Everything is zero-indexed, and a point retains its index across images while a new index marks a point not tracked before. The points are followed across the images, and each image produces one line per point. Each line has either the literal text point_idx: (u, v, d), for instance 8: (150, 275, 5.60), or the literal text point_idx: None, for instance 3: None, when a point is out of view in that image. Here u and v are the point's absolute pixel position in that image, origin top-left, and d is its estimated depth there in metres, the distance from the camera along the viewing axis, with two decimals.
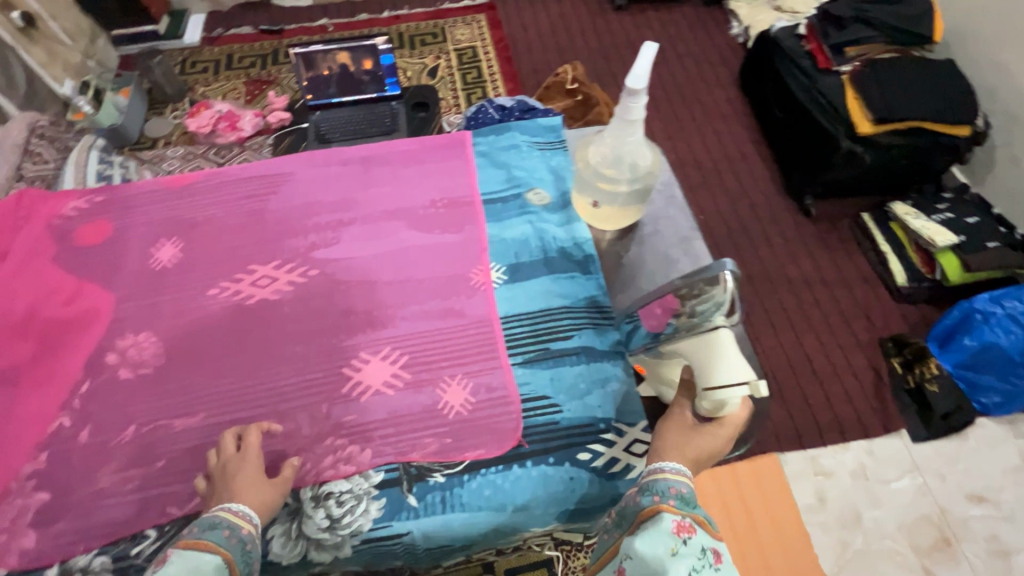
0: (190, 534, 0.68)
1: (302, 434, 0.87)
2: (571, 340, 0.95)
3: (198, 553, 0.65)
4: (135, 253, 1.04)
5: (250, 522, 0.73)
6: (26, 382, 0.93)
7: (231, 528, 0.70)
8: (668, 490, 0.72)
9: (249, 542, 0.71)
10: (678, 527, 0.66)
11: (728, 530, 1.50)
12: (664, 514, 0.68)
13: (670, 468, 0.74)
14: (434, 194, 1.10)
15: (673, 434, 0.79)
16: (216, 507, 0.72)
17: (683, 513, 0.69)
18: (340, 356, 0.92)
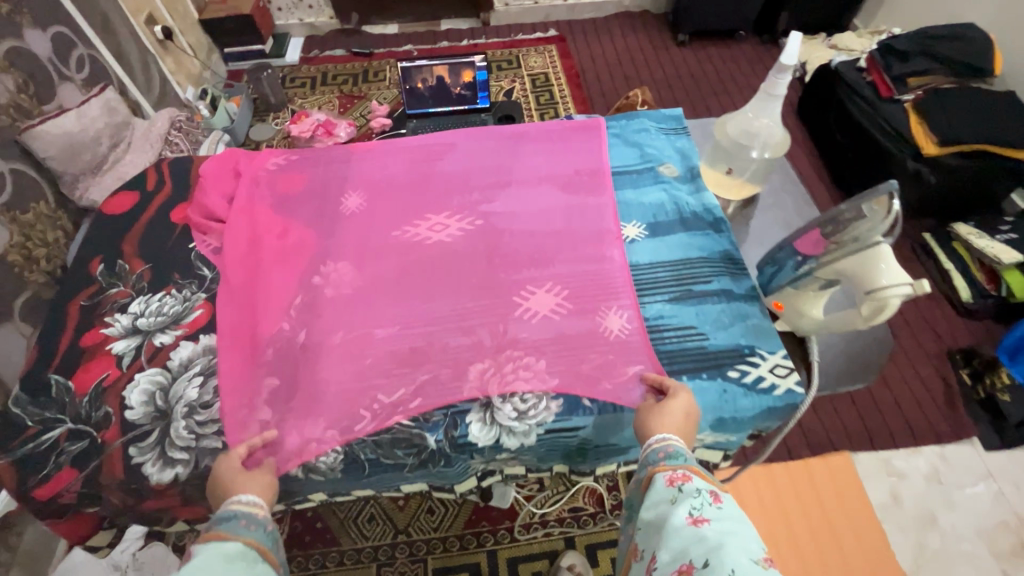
0: (210, 529, 0.66)
1: (485, 346, 0.91)
2: (711, 285, 0.97)
3: (219, 543, 0.63)
4: (330, 202, 1.13)
5: (262, 510, 0.72)
6: (253, 300, 0.97)
7: (247, 517, 0.69)
8: (656, 455, 0.74)
9: (268, 525, 0.71)
10: (672, 480, 0.69)
11: (801, 518, 1.55)
12: (658, 478, 0.70)
13: (653, 439, 0.77)
14: (580, 163, 1.18)
15: (654, 408, 0.81)
16: (226, 502, 0.71)
17: (676, 467, 0.71)
18: (512, 289, 0.98)
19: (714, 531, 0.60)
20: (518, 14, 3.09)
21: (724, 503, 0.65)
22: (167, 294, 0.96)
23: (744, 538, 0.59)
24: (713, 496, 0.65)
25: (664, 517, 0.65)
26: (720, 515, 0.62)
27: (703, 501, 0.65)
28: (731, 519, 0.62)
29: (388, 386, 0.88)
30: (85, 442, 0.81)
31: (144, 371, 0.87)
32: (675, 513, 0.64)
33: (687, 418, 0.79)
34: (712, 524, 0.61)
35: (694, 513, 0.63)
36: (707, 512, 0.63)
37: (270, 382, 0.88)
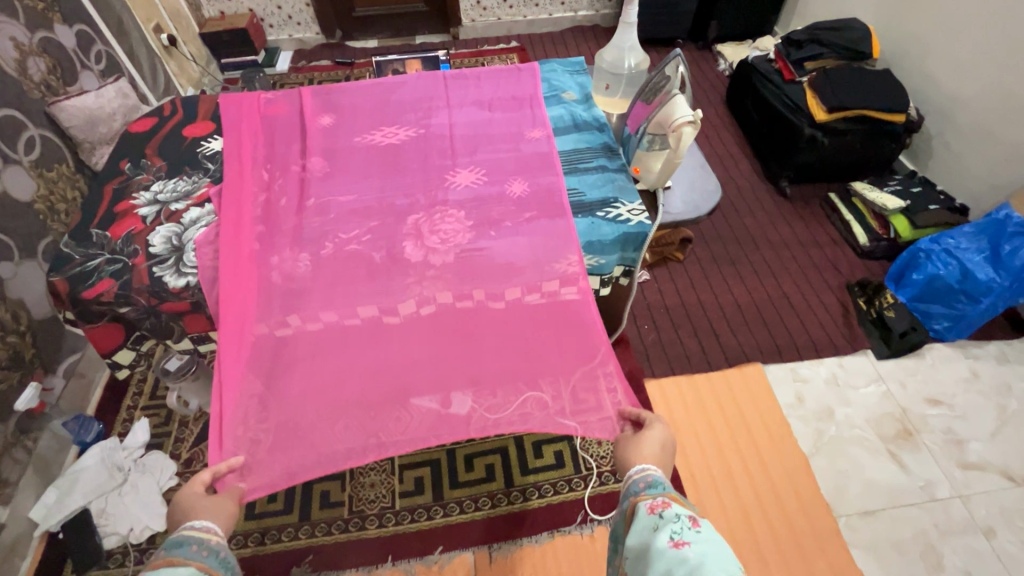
0: (162, 555, 0.67)
1: (421, 202, 1.10)
2: (592, 163, 1.17)
3: (172, 567, 0.65)
4: (307, 121, 1.28)
5: (216, 536, 0.74)
6: (239, 192, 1.12)
7: (198, 542, 0.71)
8: (639, 486, 0.82)
9: (222, 551, 0.73)
10: (652, 507, 0.76)
11: (721, 417, 1.80)
12: (639, 508, 0.77)
13: (635, 472, 0.85)
14: (509, 90, 1.35)
15: (633, 444, 0.91)
16: (178, 529, 0.73)
17: (656, 496, 0.78)
18: (443, 171, 1.16)
19: (694, 552, 0.65)
20: (484, 29, 3.50)
21: (703, 526, 0.69)
22: (181, 179, 1.16)
23: (724, 555, 0.63)
24: (691, 520, 0.70)
25: (648, 543, 0.70)
26: (699, 536, 0.67)
27: (682, 525, 0.69)
28: (710, 539, 0.66)
29: (349, 227, 1.06)
30: (118, 265, 1.00)
31: (163, 224, 1.07)
32: (658, 539, 0.69)
33: (662, 450, 0.90)
34: (692, 544, 0.66)
35: (675, 537, 0.68)
36: (687, 536, 0.67)
37: (260, 229, 1.07)
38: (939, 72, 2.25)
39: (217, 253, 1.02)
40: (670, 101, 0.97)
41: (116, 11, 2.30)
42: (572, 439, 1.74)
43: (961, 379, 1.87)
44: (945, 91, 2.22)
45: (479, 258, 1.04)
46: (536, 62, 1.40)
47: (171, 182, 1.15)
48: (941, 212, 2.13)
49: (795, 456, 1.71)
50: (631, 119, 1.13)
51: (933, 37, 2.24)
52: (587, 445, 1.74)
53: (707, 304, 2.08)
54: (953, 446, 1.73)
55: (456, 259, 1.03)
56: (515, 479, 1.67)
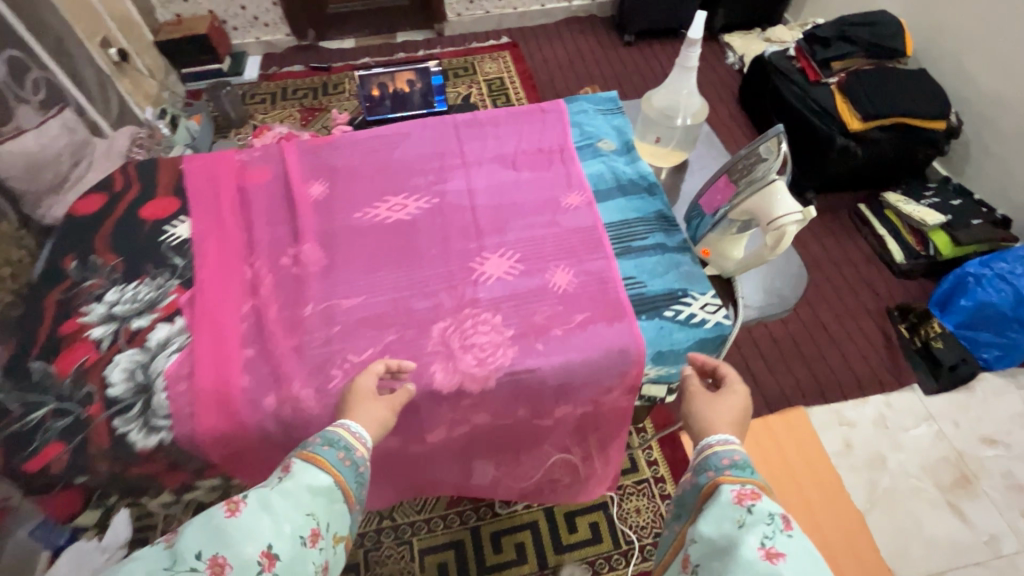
0: (311, 448, 0.67)
1: (446, 307, 0.89)
2: (647, 240, 0.97)
3: (315, 471, 0.65)
4: (291, 192, 1.05)
5: (362, 445, 0.72)
6: (216, 300, 0.89)
7: (346, 449, 0.69)
8: (721, 462, 0.68)
9: (361, 465, 0.71)
10: (740, 498, 0.62)
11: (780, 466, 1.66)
12: (722, 489, 0.64)
13: (712, 440, 0.72)
14: (534, 140, 1.13)
15: (714, 406, 0.76)
16: (334, 423, 0.72)
17: (743, 482, 0.65)
18: (466, 256, 0.96)
19: (792, 573, 0.54)
20: (472, 24, 3.20)
21: (797, 532, 0.58)
22: (141, 283, 0.93)
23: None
24: (785, 521, 0.59)
25: (732, 541, 0.58)
26: (792, 548, 0.56)
27: (774, 531, 0.57)
28: (806, 556, 0.56)
29: (359, 346, 0.85)
30: (68, 419, 0.78)
31: (122, 352, 0.85)
32: (744, 540, 0.57)
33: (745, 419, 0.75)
34: (788, 562, 0.55)
35: (766, 544, 0.56)
36: (782, 546, 0.56)
37: (246, 351, 0.85)
38: (978, 70, 2.05)
39: (194, 393, 0.80)
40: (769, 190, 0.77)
41: (54, 28, 1.98)
42: (608, 509, 1.57)
43: (1014, 413, 1.74)
44: (985, 91, 2.04)
45: (526, 380, 0.83)
46: (561, 102, 1.19)
47: (128, 287, 0.92)
48: (985, 227, 1.97)
49: (848, 511, 1.58)
50: (701, 194, 0.94)
51: (972, 32, 2.04)
52: (624, 514, 1.57)
53: (740, 338, 1.92)
54: (1014, 492, 1.61)
55: (499, 383, 0.83)
56: (549, 559, 1.50)
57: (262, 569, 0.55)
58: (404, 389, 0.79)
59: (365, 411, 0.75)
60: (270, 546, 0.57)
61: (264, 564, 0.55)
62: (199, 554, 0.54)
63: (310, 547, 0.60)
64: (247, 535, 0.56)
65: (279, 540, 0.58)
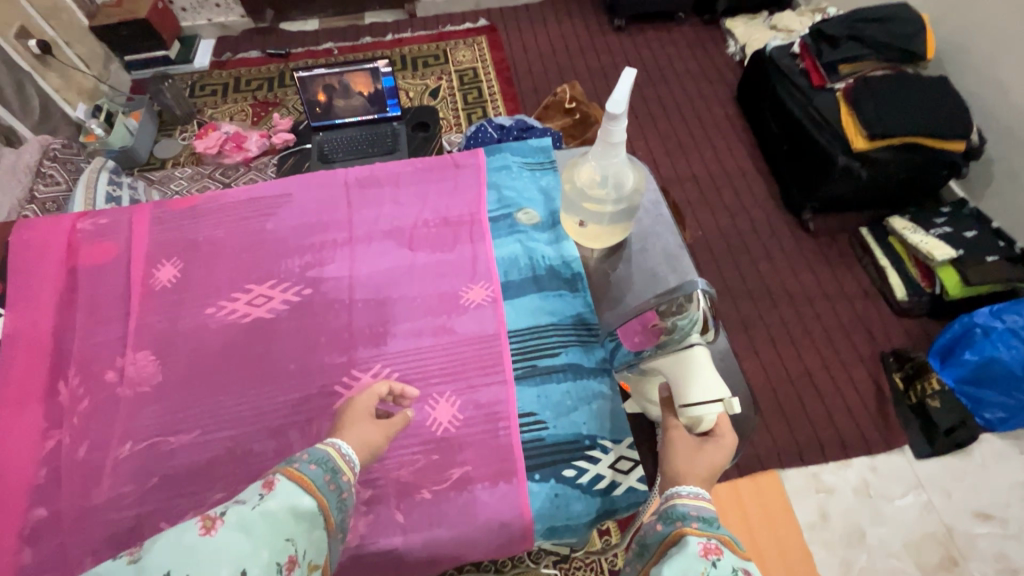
0: (295, 464, 0.55)
1: (294, 451, 0.72)
2: (558, 357, 0.78)
3: (299, 490, 0.51)
4: (132, 277, 0.86)
5: (350, 471, 0.59)
6: (13, 436, 0.73)
7: (333, 472, 0.57)
8: (684, 508, 0.53)
9: (345, 493, 0.57)
10: (705, 550, 0.49)
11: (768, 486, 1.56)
12: (686, 536, 0.50)
13: (680, 487, 0.56)
14: (440, 206, 0.93)
15: (688, 454, 0.59)
16: (324, 442, 0.61)
17: (709, 534, 0.51)
18: (329, 375, 0.77)
19: None
20: (446, 4, 2.89)
21: None
22: None
23: None
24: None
25: None
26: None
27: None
28: None
29: (175, 509, 0.68)
30: None
31: None
32: None
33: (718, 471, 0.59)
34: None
35: None
36: None
37: (36, 513, 0.68)
38: (1011, 79, 1.75)
39: None
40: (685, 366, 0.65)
41: None
42: None
43: (1016, 484, 1.56)
44: (1015, 105, 1.75)
45: (381, 562, 0.66)
46: (479, 156, 0.98)
47: None
48: (1001, 265, 1.72)
49: None
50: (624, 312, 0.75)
51: (1006, 33, 1.73)
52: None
53: None
54: None
55: (343, 568, 0.65)
56: None
57: None
58: (399, 416, 0.68)
59: (356, 430, 0.65)
60: (245, 571, 0.43)
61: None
62: (166, 573, 0.41)
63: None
64: (220, 555, 0.43)
65: (255, 565, 0.44)
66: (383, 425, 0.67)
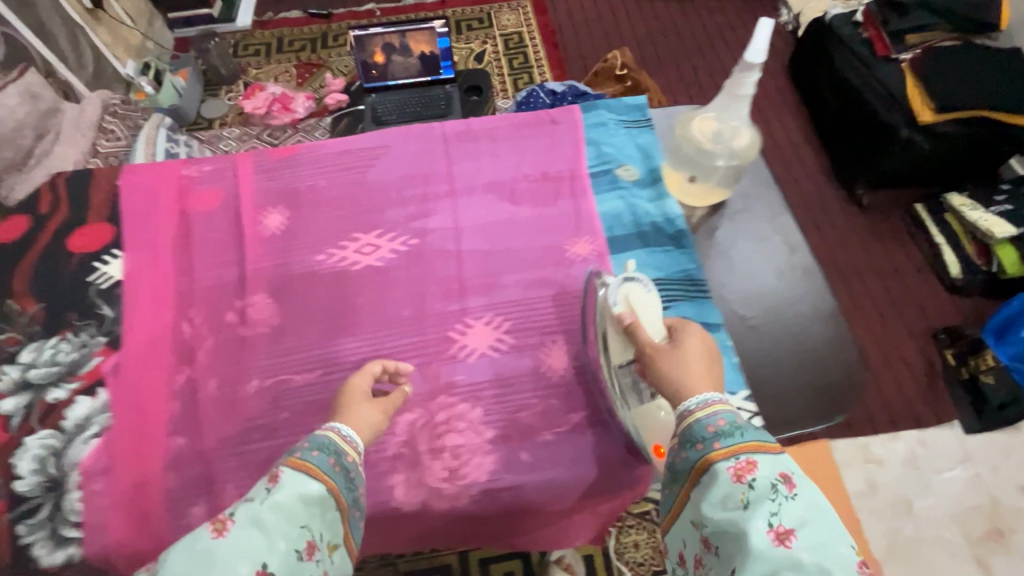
0: (296, 453, 0.56)
1: (415, 392, 0.74)
2: (668, 310, 0.78)
3: (304, 479, 0.54)
4: (241, 223, 0.87)
5: (354, 449, 0.60)
6: (145, 371, 0.75)
7: (337, 454, 0.58)
8: (704, 429, 0.53)
9: (353, 471, 0.59)
10: (737, 473, 0.49)
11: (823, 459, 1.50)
12: (715, 464, 0.50)
13: (693, 404, 0.55)
14: (538, 161, 0.93)
15: (674, 359, 0.59)
16: (322, 427, 0.60)
17: (734, 452, 0.51)
18: (443, 322, 0.79)
19: (807, 548, 0.44)
20: None
21: (800, 490, 0.48)
22: (62, 339, 0.79)
23: (839, 539, 0.45)
24: (786, 483, 0.48)
25: (738, 527, 0.47)
26: (805, 520, 0.46)
27: (780, 500, 0.47)
28: (820, 519, 0.46)
29: None
30: None
31: (34, 434, 0.72)
32: (750, 522, 0.46)
33: (708, 358, 0.61)
34: (803, 542, 0.44)
35: (773, 520, 0.46)
36: (789, 521, 0.45)
37: (176, 442, 0.71)
38: None
39: (111, 495, 0.67)
40: (619, 292, 0.68)
41: None
42: None
43: None
44: None
45: (505, 498, 0.69)
46: (575, 111, 0.97)
47: (47, 344, 0.78)
48: None
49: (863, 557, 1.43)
50: None
51: None
52: (621, 542, 1.10)
53: None
54: None
55: (472, 501, 0.68)
56: None
57: None
58: (400, 392, 0.69)
59: (356, 414, 0.64)
60: (264, 564, 0.48)
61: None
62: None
63: (305, 561, 0.51)
64: (239, 555, 0.47)
65: (272, 558, 0.48)
66: (379, 408, 0.65)
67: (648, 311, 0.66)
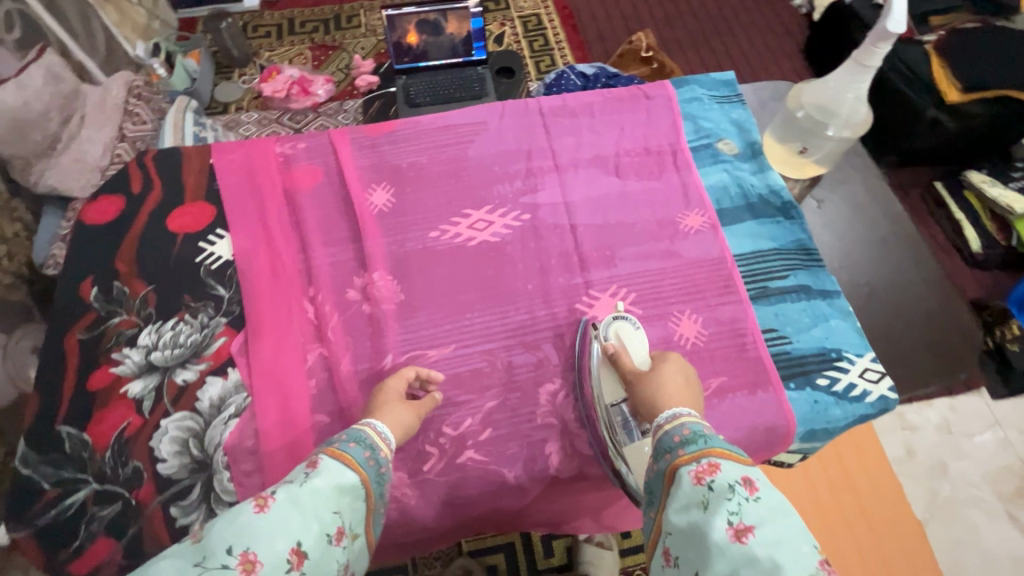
0: (328, 444, 0.56)
1: (553, 363, 0.75)
2: (787, 279, 0.81)
3: (342, 467, 0.53)
4: (348, 201, 0.86)
5: (387, 446, 0.60)
6: (275, 352, 0.74)
7: (372, 448, 0.58)
8: (670, 441, 0.53)
9: (384, 466, 0.58)
10: (698, 476, 0.48)
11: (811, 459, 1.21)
12: (680, 470, 0.50)
13: (666, 419, 0.56)
14: (637, 137, 0.93)
15: (651, 381, 0.63)
16: (360, 422, 0.61)
17: (697, 456, 0.50)
18: (569, 295, 0.80)
19: (765, 546, 0.42)
20: None
21: (764, 493, 0.46)
22: (180, 321, 0.76)
23: (801, 538, 0.43)
24: (748, 485, 0.47)
25: (699, 528, 0.45)
26: (765, 519, 0.44)
27: (740, 500, 0.45)
28: (783, 518, 0.44)
29: (454, 416, 0.71)
30: (118, 504, 0.66)
31: (170, 417, 0.70)
32: (711, 523, 0.45)
33: (687, 384, 0.63)
34: (761, 539, 0.43)
35: (733, 520, 0.44)
36: (750, 519, 0.44)
37: (322, 419, 0.71)
38: None
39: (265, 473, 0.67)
40: (610, 328, 0.72)
41: None
42: None
43: None
44: None
45: None
46: (669, 87, 0.98)
47: (166, 326, 0.76)
48: None
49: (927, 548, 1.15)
50: None
51: None
52: None
53: None
54: None
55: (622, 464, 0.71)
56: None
57: (290, 568, 0.44)
58: (428, 397, 0.69)
59: (393, 413, 0.64)
60: (299, 542, 0.46)
61: (293, 562, 0.44)
62: (229, 549, 0.43)
63: (334, 547, 0.48)
64: (277, 529, 0.45)
65: (305, 537, 0.46)
66: (411, 406, 0.66)
67: (636, 345, 0.71)
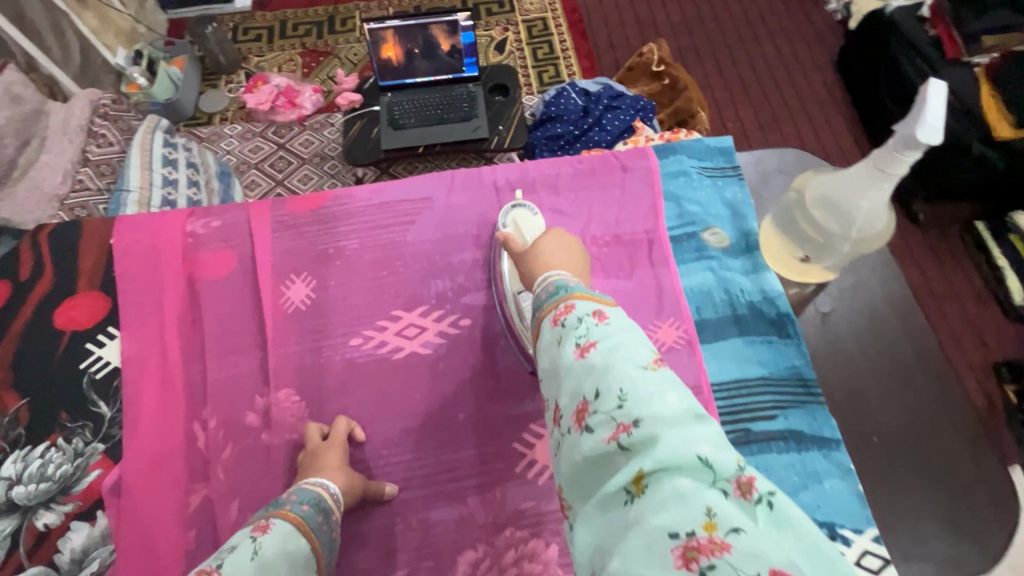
0: (282, 504, 0.52)
1: (478, 523, 0.62)
2: (774, 421, 0.66)
3: (297, 535, 0.49)
4: (259, 297, 0.74)
5: (338, 512, 0.56)
6: (154, 492, 0.64)
7: (325, 512, 0.54)
8: (538, 296, 0.50)
9: (336, 531, 0.55)
10: (556, 319, 0.46)
11: None
12: (540, 320, 0.47)
13: (538, 281, 0.52)
14: (609, 221, 0.78)
15: (527, 259, 0.58)
16: (308, 483, 0.57)
17: (556, 302, 0.47)
18: (506, 430, 0.67)
19: (605, 357, 0.41)
20: None
21: (614, 317, 0.44)
22: (51, 447, 0.66)
23: (644, 349, 0.42)
24: (597, 313, 0.44)
25: (552, 364, 0.44)
26: (610, 336, 0.42)
27: (587, 325, 0.43)
28: (629, 338, 0.42)
29: None
30: None
31: (23, 573, 0.60)
32: (561, 353, 0.43)
33: (568, 253, 0.57)
34: (602, 352, 0.41)
35: (579, 341, 0.43)
36: (594, 336, 0.42)
37: None
38: None
39: None
40: (508, 216, 0.74)
41: None
42: None
43: None
44: None
45: None
46: (652, 157, 0.82)
47: (34, 453, 0.66)
48: None
49: None
50: None
51: None
52: None
53: None
54: None
55: None
56: None
57: None
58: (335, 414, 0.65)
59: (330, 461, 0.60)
60: None
61: None
62: None
63: None
64: None
65: None
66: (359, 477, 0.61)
67: (531, 228, 0.71)
